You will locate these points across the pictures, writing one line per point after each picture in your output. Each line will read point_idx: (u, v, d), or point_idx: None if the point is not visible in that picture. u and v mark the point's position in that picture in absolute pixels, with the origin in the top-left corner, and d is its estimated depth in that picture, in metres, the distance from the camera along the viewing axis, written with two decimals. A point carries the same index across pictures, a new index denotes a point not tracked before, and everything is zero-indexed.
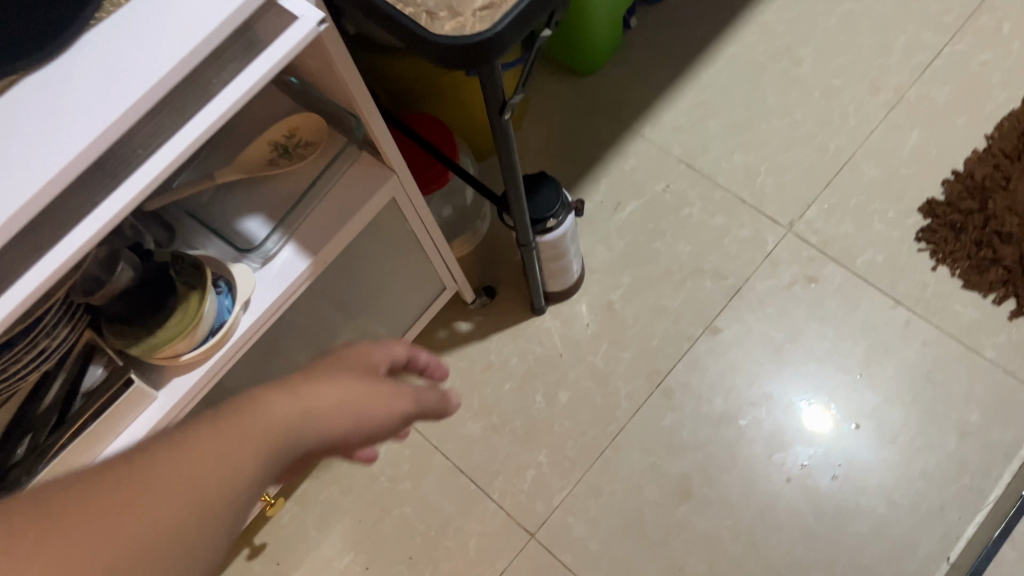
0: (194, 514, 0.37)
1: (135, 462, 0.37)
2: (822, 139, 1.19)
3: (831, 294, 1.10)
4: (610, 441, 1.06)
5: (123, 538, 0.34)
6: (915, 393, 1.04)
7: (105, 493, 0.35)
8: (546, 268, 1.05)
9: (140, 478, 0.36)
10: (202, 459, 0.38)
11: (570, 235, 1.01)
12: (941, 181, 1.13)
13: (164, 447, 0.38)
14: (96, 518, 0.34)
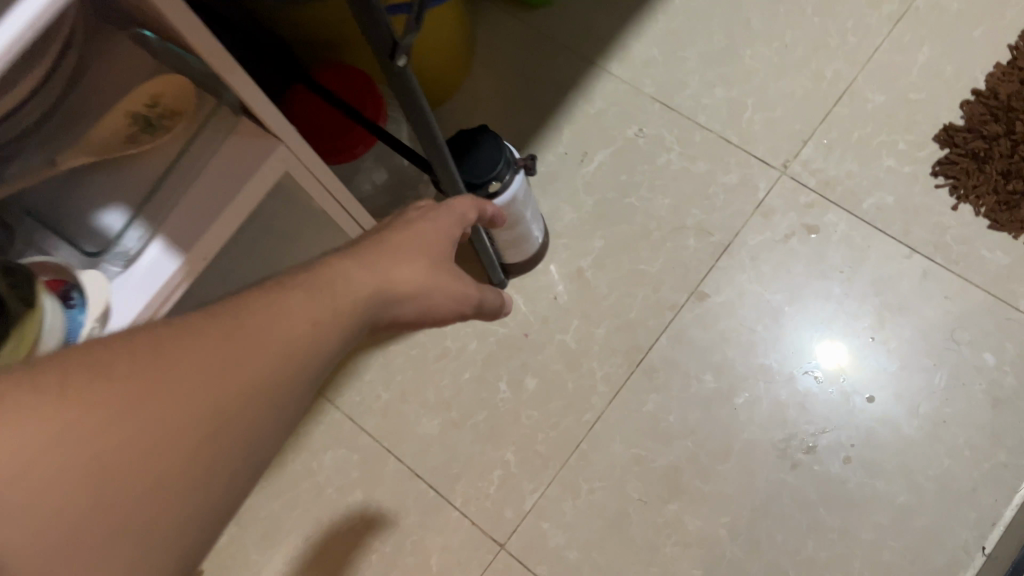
0: (288, 366, 0.36)
1: (232, 312, 0.35)
2: (817, 63, 1.01)
3: (835, 246, 0.94)
4: (586, 432, 0.92)
5: (231, 383, 0.33)
6: (938, 357, 0.89)
7: (203, 337, 0.33)
8: (498, 237, 0.90)
9: (237, 326, 0.35)
10: (293, 317, 0.37)
11: (521, 198, 0.85)
12: (960, 103, 0.96)
13: (254, 300, 0.37)
14: (202, 358, 0.33)
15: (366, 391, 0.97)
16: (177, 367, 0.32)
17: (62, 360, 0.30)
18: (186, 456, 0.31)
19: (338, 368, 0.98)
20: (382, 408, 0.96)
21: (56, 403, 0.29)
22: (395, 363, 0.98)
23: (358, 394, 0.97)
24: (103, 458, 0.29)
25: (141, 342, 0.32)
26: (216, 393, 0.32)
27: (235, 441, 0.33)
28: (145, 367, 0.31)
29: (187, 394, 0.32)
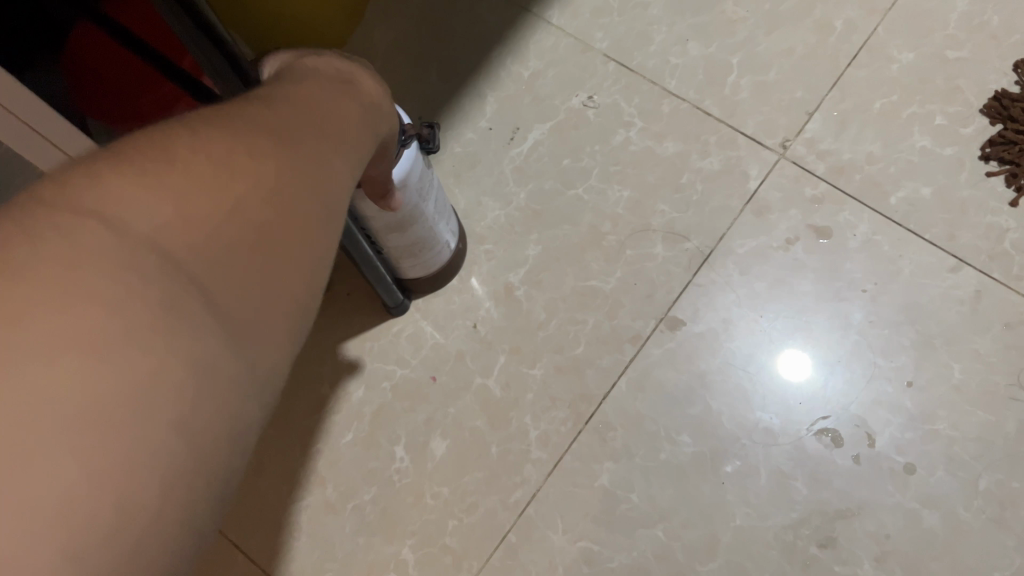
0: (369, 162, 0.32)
1: (308, 96, 0.31)
2: (823, 11, 0.76)
3: (854, 255, 0.69)
4: (514, 518, 0.65)
5: (344, 166, 0.29)
6: (1000, 410, 0.64)
7: (305, 115, 0.29)
8: (390, 244, 0.62)
9: (326, 113, 0.30)
10: (358, 114, 0.33)
11: (418, 188, 0.57)
12: (1013, 63, 0.72)
13: (317, 90, 0.32)
14: (319, 136, 0.28)
15: None
16: (305, 141, 0.27)
17: (195, 123, 0.25)
18: (331, 232, 0.27)
19: None
20: None
21: (230, 149, 0.24)
22: None
23: None
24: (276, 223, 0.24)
25: (261, 115, 0.27)
26: (339, 173, 0.28)
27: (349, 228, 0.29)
28: (278, 133, 0.26)
29: (322, 171, 0.27)
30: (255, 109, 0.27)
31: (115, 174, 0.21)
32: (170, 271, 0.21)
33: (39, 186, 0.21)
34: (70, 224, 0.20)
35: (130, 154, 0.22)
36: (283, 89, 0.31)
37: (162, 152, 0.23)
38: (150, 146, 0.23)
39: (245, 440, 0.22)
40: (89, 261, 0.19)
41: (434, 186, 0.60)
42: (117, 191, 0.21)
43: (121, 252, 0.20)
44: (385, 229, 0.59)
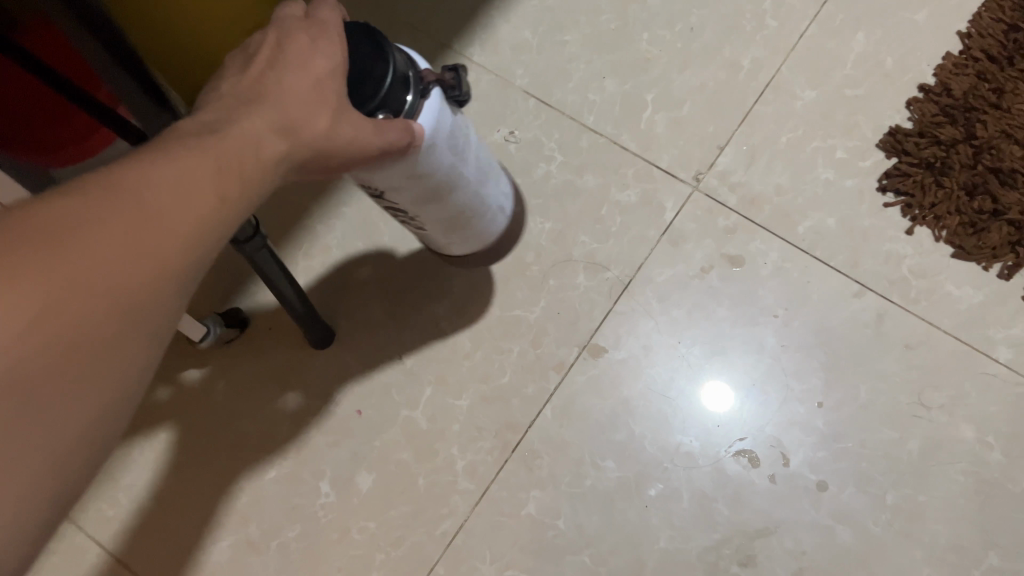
0: (196, 249, 0.33)
1: (120, 184, 0.31)
2: (731, 50, 0.80)
3: (766, 282, 0.72)
4: (442, 550, 0.65)
5: (139, 314, 0.31)
6: (904, 428, 0.67)
7: (90, 226, 0.29)
8: (430, 218, 0.60)
9: (130, 210, 0.30)
10: (198, 192, 0.33)
11: (450, 151, 0.54)
12: (906, 101, 0.77)
13: (142, 168, 0.32)
14: (125, 283, 0.30)
15: (127, 502, 0.67)
16: (72, 271, 0.28)
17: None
18: (82, 408, 0.28)
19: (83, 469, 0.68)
20: (146, 526, 0.67)
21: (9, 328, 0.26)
22: (169, 460, 0.69)
23: (111, 506, 0.67)
24: (14, 378, 0.26)
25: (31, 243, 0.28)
26: (117, 288, 0.29)
27: (148, 328, 0.31)
28: (27, 320, 0.27)
29: (106, 332, 0.29)
30: (24, 227, 0.28)
31: None
32: None
33: None
34: None
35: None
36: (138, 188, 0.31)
37: None
38: None
39: None
40: None
41: (473, 150, 0.58)
42: None
43: None
44: (415, 202, 0.56)
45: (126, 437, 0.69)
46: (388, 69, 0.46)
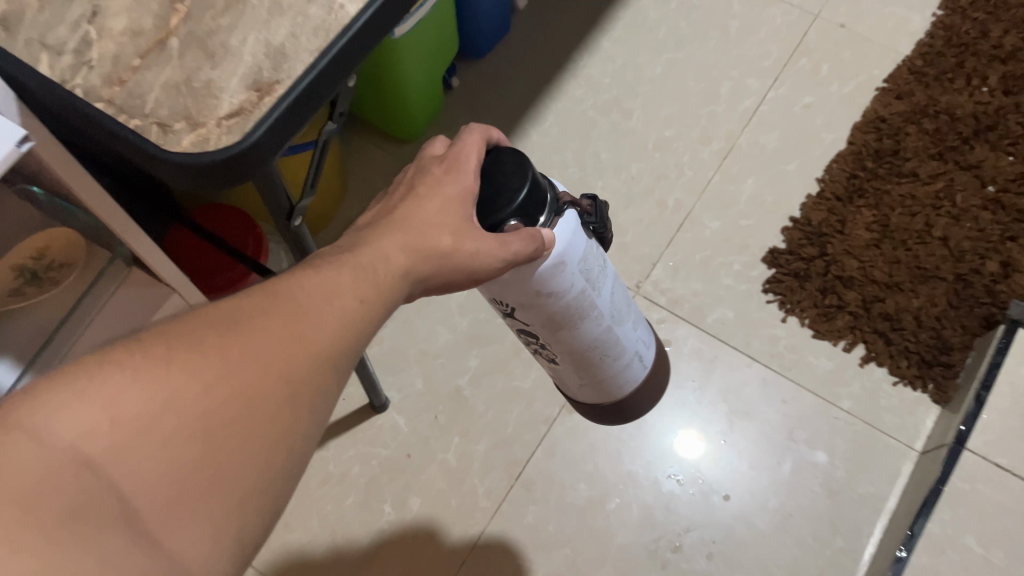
0: (342, 339, 0.41)
1: (277, 290, 0.41)
2: (659, 194, 1.14)
3: (686, 358, 1.04)
4: (470, 547, 0.96)
5: (293, 378, 0.38)
6: (779, 456, 0.99)
7: (257, 317, 0.38)
8: (563, 347, 0.68)
9: (283, 304, 0.40)
10: (339, 294, 0.42)
11: (583, 276, 0.62)
12: (781, 228, 1.11)
13: (294, 280, 0.42)
14: (277, 350, 0.38)
15: None
16: (245, 344, 0.37)
17: (168, 349, 0.35)
18: (240, 449, 0.34)
19: None
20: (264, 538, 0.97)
21: (175, 371, 0.34)
22: None
23: None
24: (203, 415, 0.34)
25: (216, 327, 0.37)
26: (280, 361, 0.37)
27: (307, 399, 0.38)
28: (195, 364, 0.35)
29: (259, 390, 0.36)
30: (202, 318, 0.37)
31: (78, 396, 0.32)
32: (85, 477, 0.30)
33: (23, 398, 0.31)
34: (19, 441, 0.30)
35: (78, 371, 0.33)
36: (293, 288, 0.41)
37: (114, 377, 0.33)
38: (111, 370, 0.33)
39: None
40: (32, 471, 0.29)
41: (604, 277, 0.65)
42: (69, 413, 0.31)
43: (49, 463, 0.30)
44: (548, 328, 0.65)
45: None
46: (525, 184, 0.53)
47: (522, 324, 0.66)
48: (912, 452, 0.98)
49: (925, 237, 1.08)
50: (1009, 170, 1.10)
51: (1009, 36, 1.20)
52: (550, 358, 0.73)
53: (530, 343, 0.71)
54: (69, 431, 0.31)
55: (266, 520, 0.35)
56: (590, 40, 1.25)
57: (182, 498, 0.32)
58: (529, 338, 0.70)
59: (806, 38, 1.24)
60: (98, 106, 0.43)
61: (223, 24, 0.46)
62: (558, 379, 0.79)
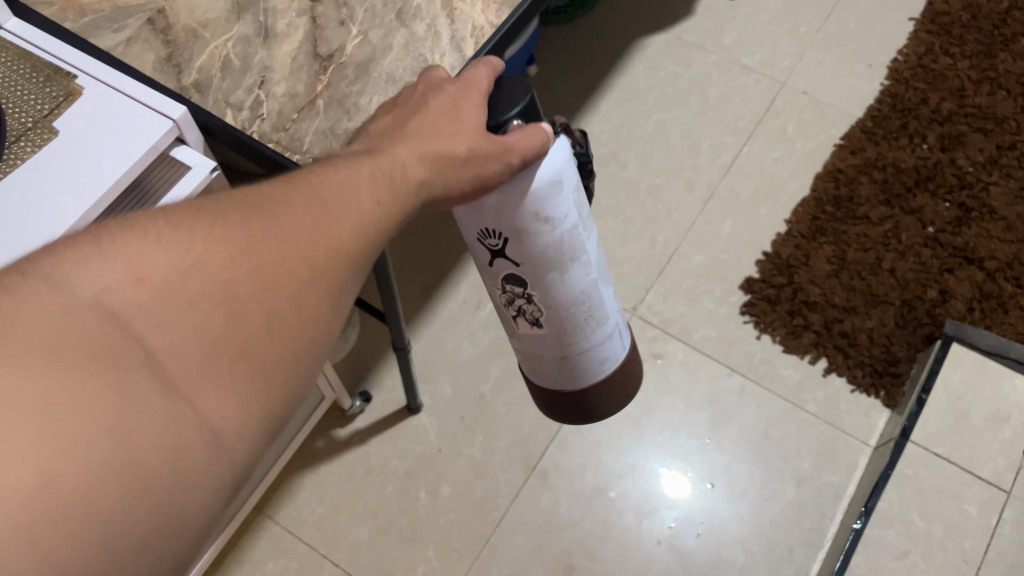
0: (363, 235, 0.42)
1: (299, 183, 0.42)
2: (651, 232, 1.33)
3: (675, 369, 1.23)
4: (494, 528, 1.13)
5: (312, 258, 0.38)
6: (755, 450, 1.17)
7: (281, 204, 0.39)
8: (552, 303, 0.65)
9: (305, 195, 0.41)
10: (359, 193, 0.43)
11: (576, 210, 0.60)
12: (755, 261, 1.30)
13: (313, 177, 0.43)
14: (295, 231, 0.38)
15: (302, 507, 1.14)
16: (265, 225, 0.38)
17: (191, 220, 0.36)
18: (257, 322, 0.36)
19: (277, 489, 1.14)
20: (317, 520, 1.13)
21: (198, 241, 0.35)
22: (327, 481, 1.15)
23: (295, 509, 1.13)
24: (224, 286, 0.35)
25: (242, 209, 0.38)
26: (302, 246, 0.38)
27: (327, 285, 0.39)
28: (216, 237, 0.36)
29: (278, 267, 0.37)
30: (228, 199, 0.38)
31: (103, 254, 0.33)
32: (108, 325, 0.32)
33: (54, 251, 0.33)
34: (47, 287, 0.32)
35: (107, 235, 0.34)
36: (310, 182, 0.42)
37: (140, 239, 0.34)
38: (139, 232, 0.34)
39: (176, 460, 0.31)
40: (59, 314, 0.31)
41: (592, 227, 0.64)
42: (97, 267, 0.33)
43: (72, 309, 0.31)
44: (540, 270, 0.62)
45: (300, 470, 1.16)
46: (528, 92, 0.55)
47: (510, 270, 0.62)
48: (867, 447, 1.16)
49: (877, 269, 1.28)
50: (945, 215, 1.32)
51: (945, 103, 1.43)
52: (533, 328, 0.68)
53: (512, 306, 0.67)
54: (95, 286, 0.32)
55: (283, 390, 0.37)
56: (590, 102, 1.46)
57: (200, 358, 0.33)
58: (512, 299, 0.66)
59: (774, 103, 1.46)
60: (269, 145, 0.62)
61: (355, 89, 0.66)
62: (536, 364, 0.74)
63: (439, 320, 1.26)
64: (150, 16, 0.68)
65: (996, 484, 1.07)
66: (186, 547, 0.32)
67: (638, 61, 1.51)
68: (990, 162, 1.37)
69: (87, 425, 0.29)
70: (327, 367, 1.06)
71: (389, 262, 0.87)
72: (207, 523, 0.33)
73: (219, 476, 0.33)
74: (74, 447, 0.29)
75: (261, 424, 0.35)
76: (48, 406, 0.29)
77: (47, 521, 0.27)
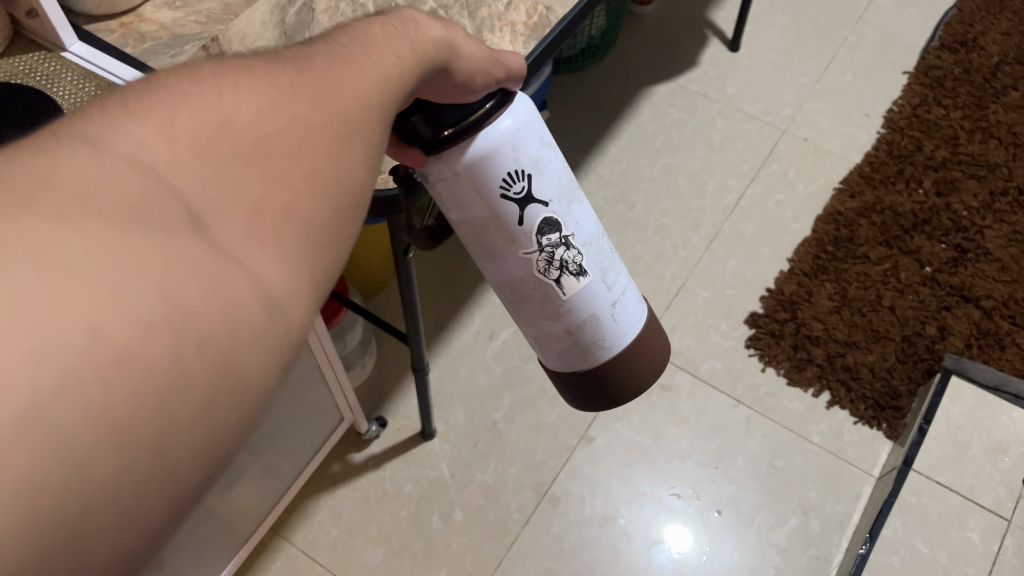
0: (387, 95, 0.40)
1: (315, 48, 0.40)
2: (658, 268, 1.38)
3: (682, 400, 1.26)
4: (505, 552, 1.14)
5: (338, 119, 0.37)
6: (762, 479, 1.19)
7: (297, 64, 0.37)
8: (584, 236, 0.64)
9: (322, 56, 0.39)
10: (376, 51, 0.41)
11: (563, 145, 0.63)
12: (759, 297, 1.35)
13: (330, 42, 0.41)
14: (320, 93, 0.37)
15: (317, 529, 1.15)
16: (291, 87, 0.36)
17: (218, 81, 0.34)
18: (297, 182, 0.34)
19: (293, 510, 1.16)
20: (332, 542, 1.15)
21: (230, 102, 0.33)
22: (342, 504, 1.17)
23: (310, 531, 1.15)
24: (259, 143, 0.33)
25: (262, 68, 0.36)
26: (327, 105, 0.37)
27: (355, 145, 0.38)
28: (248, 98, 0.34)
29: (310, 130, 0.35)
30: (249, 60, 0.36)
31: (134, 113, 0.31)
32: (152, 180, 0.30)
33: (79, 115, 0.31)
34: (83, 145, 0.29)
35: (132, 97, 0.32)
36: (327, 45, 0.40)
37: (171, 99, 0.32)
38: (168, 92, 0.32)
39: (230, 315, 0.30)
40: (98, 170, 0.29)
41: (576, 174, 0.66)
42: (131, 124, 0.30)
43: (111, 165, 0.29)
44: (562, 201, 0.61)
45: (315, 493, 1.18)
46: None
47: (542, 212, 0.60)
48: (870, 478, 1.19)
49: (877, 306, 1.32)
50: (942, 256, 1.37)
51: (939, 150, 1.49)
52: (578, 284, 0.65)
53: (553, 267, 0.63)
54: (129, 142, 0.30)
55: (327, 253, 0.35)
56: (600, 145, 1.52)
57: (245, 215, 0.31)
58: (551, 255, 0.62)
59: (776, 148, 1.52)
60: None
61: None
62: (580, 345, 0.69)
63: (454, 349, 1.30)
64: (205, 43, 0.74)
65: (997, 512, 1.10)
66: (247, 412, 0.31)
67: (646, 108, 1.58)
68: (984, 207, 1.42)
69: (136, 276, 0.27)
70: (319, 321, 0.87)
71: (415, 282, 0.90)
72: (267, 383, 0.31)
73: (275, 339, 0.31)
74: (125, 302, 0.27)
75: (310, 286, 0.34)
76: (94, 257, 0.27)
77: (102, 375, 0.26)
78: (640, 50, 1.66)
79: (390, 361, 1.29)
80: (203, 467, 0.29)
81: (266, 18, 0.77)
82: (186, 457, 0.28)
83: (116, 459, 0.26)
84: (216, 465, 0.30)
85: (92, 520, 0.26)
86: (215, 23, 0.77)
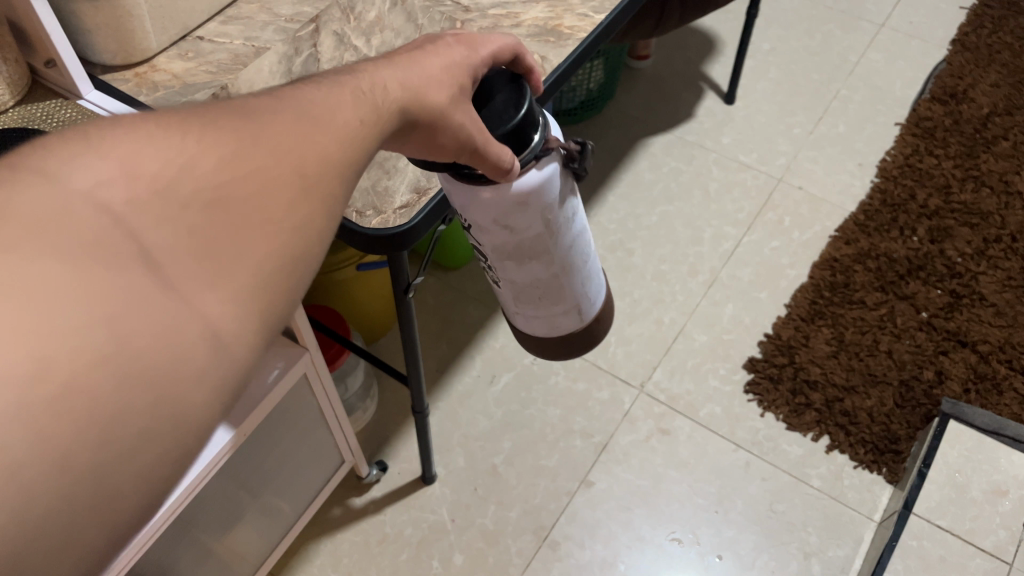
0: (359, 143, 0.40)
1: (288, 95, 0.39)
2: (657, 313, 1.40)
3: (682, 444, 1.26)
4: None
5: (304, 170, 0.36)
6: (761, 524, 1.19)
7: (266, 113, 0.36)
8: (510, 277, 0.71)
9: (296, 104, 0.38)
10: (342, 103, 0.40)
11: (545, 221, 0.65)
12: (757, 342, 1.36)
13: (302, 90, 0.40)
14: (288, 140, 0.36)
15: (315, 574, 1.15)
16: (260, 132, 0.35)
17: (184, 122, 0.33)
18: (257, 230, 0.33)
19: (293, 554, 1.16)
20: None
21: (195, 145, 0.33)
22: (342, 548, 1.17)
23: None
24: (219, 190, 0.32)
25: (230, 117, 0.35)
26: (291, 157, 0.35)
27: (318, 199, 0.36)
28: (213, 143, 0.33)
29: (273, 180, 0.34)
30: (222, 106, 0.36)
31: (96, 149, 0.31)
32: (108, 219, 0.30)
33: (43, 145, 0.31)
34: (39, 181, 0.29)
35: (98, 134, 0.32)
36: (299, 92, 0.39)
37: (137, 137, 0.32)
38: (132, 131, 0.32)
39: (175, 357, 0.30)
40: (52, 207, 0.29)
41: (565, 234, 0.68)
42: (91, 162, 0.30)
43: (66, 203, 0.29)
44: (495, 253, 0.68)
45: (315, 538, 1.18)
46: (518, 115, 0.56)
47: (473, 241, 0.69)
48: (871, 522, 1.18)
49: (873, 351, 1.33)
50: (937, 301, 1.38)
51: (932, 198, 1.52)
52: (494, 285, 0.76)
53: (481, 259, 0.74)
54: (88, 179, 0.30)
55: (286, 297, 0.35)
56: (600, 194, 1.56)
57: (196, 259, 0.31)
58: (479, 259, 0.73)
59: (771, 197, 1.55)
60: None
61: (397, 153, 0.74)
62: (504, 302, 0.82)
63: (455, 394, 1.31)
64: (215, 91, 0.78)
65: (998, 556, 1.10)
66: (188, 449, 0.31)
67: (644, 158, 1.62)
68: (977, 253, 1.44)
69: (82, 315, 0.27)
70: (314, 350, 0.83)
71: (416, 322, 0.91)
72: (212, 422, 0.32)
73: (222, 379, 0.32)
74: (67, 341, 0.27)
75: (263, 334, 0.33)
76: (39, 294, 0.27)
77: (42, 414, 0.26)
78: (637, 103, 1.71)
79: (392, 405, 1.31)
80: (139, 502, 0.30)
81: (274, 68, 0.81)
82: (125, 489, 0.29)
83: (46, 495, 0.26)
84: (153, 499, 0.30)
85: (20, 553, 0.26)
86: (224, 73, 0.80)
